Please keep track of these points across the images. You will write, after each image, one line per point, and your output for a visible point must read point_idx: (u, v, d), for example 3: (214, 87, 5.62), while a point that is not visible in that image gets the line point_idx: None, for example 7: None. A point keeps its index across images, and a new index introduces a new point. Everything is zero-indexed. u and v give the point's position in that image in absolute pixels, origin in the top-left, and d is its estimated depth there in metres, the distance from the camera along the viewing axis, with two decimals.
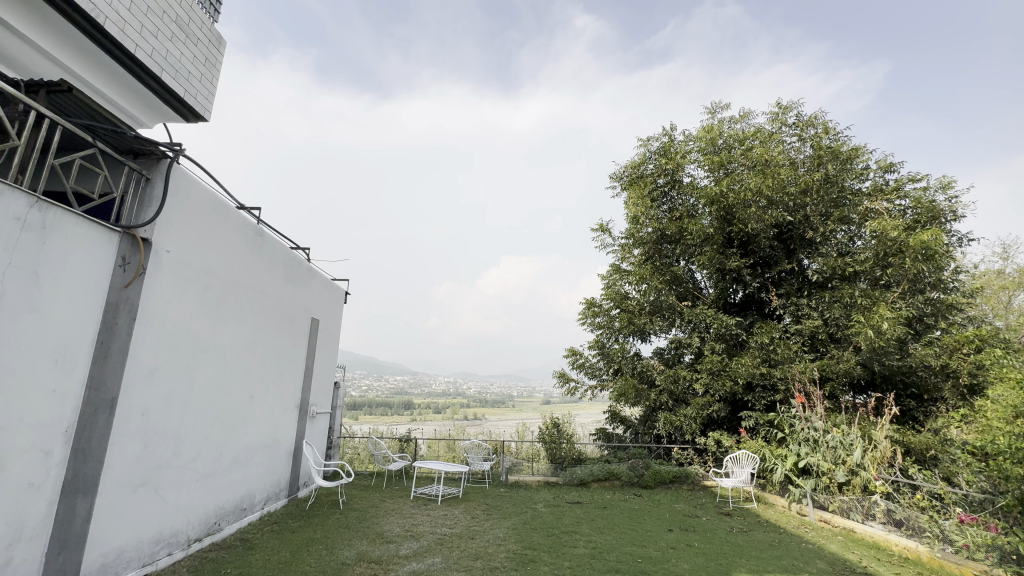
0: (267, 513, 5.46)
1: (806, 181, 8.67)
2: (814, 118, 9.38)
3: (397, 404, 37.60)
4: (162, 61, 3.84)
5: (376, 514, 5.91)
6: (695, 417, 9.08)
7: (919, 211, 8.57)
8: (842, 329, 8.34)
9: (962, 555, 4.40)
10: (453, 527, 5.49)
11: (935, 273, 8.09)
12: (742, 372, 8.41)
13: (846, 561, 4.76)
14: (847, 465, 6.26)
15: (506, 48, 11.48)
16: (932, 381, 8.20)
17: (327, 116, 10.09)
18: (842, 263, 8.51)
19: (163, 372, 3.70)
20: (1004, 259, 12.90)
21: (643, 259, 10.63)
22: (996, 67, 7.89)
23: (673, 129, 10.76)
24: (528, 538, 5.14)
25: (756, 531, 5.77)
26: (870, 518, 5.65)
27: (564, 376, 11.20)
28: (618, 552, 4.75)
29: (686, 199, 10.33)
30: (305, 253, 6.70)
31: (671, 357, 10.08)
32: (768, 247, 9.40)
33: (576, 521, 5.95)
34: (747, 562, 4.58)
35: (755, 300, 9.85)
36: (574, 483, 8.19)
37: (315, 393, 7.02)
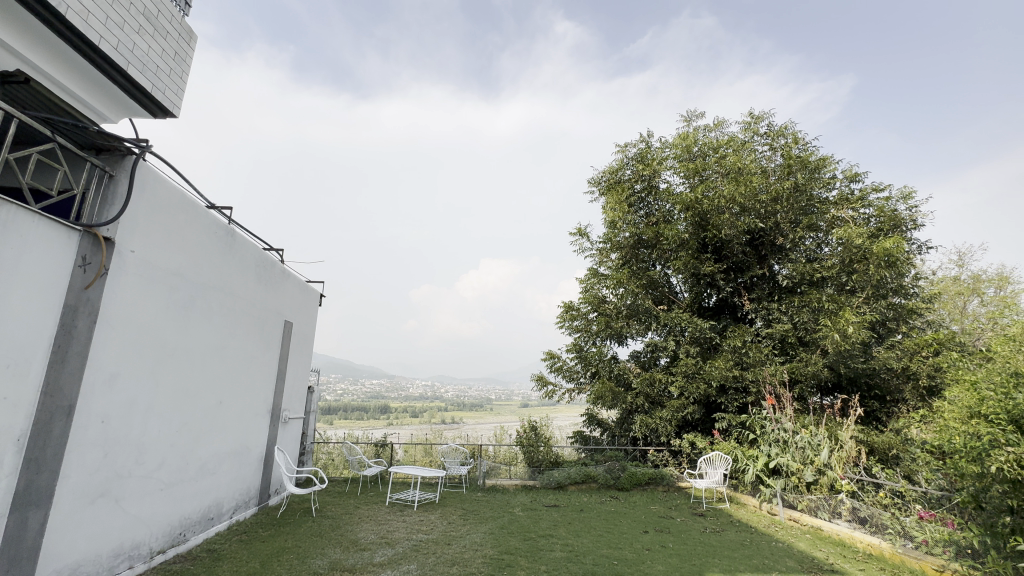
0: (235, 523, 5.28)
1: (776, 190, 8.93)
2: (785, 128, 9.84)
3: (373, 408, 37.17)
4: (128, 54, 3.70)
5: (350, 521, 5.79)
6: (671, 419, 9.21)
7: (881, 219, 9.03)
8: (810, 333, 8.58)
9: (922, 550, 4.57)
10: (429, 533, 5.42)
11: (897, 280, 8.49)
12: (715, 375, 8.57)
13: (814, 558, 4.88)
14: (814, 465, 6.44)
15: (487, 52, 11.63)
16: (894, 383, 8.53)
17: (305, 115, 9.90)
18: (811, 268, 8.73)
19: (126, 377, 3.55)
20: (960, 266, 13.63)
21: (620, 263, 10.77)
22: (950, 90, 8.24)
23: (650, 136, 11.17)
24: (505, 543, 5.11)
25: (728, 531, 5.88)
26: (836, 516, 5.84)
27: (542, 380, 11.28)
28: (595, 555, 4.78)
29: (662, 204, 10.51)
30: (279, 254, 6.56)
31: (647, 360, 10.23)
32: (740, 252, 9.66)
33: (553, 524, 5.97)
34: (720, 561, 4.66)
35: (729, 304, 10.10)
36: (551, 487, 8.21)
37: (287, 398, 6.83)
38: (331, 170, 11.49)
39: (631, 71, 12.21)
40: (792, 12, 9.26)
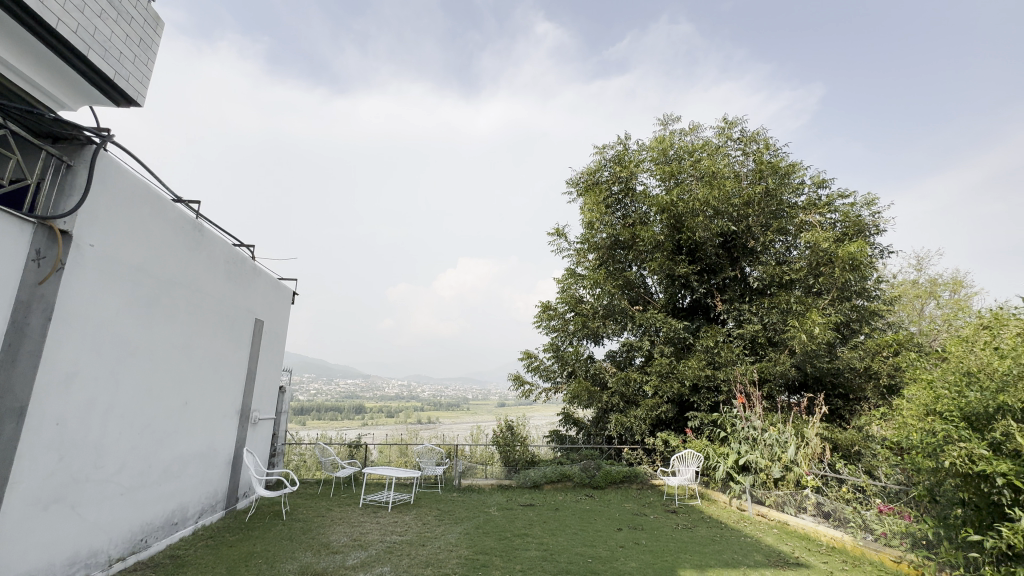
0: (201, 527, 5.11)
1: (748, 194, 9.14)
2: (756, 134, 10.02)
3: (348, 408, 36.60)
4: (89, 39, 3.53)
5: (322, 524, 5.68)
6: (645, 418, 9.36)
7: (846, 224, 9.35)
8: (779, 333, 8.84)
9: (881, 542, 4.78)
10: (403, 534, 5.35)
11: (860, 283, 8.80)
12: (688, 374, 8.75)
13: (780, 552, 5.03)
14: (782, 462, 6.63)
15: (467, 50, 11.55)
16: (856, 382, 8.89)
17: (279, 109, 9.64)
18: (780, 271, 9.00)
19: (83, 377, 3.39)
20: (918, 270, 14.31)
21: (598, 264, 10.90)
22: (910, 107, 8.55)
23: (628, 138, 11.24)
24: (480, 543, 5.10)
25: (699, 527, 6.01)
26: (802, 510, 6.04)
27: (519, 379, 11.32)
28: (569, 553, 4.81)
29: (638, 206, 10.67)
30: (250, 250, 6.36)
31: (623, 359, 10.37)
32: (713, 254, 9.87)
33: (528, 523, 6.00)
34: (691, 557, 4.75)
35: (702, 304, 10.35)
36: (527, 486, 8.23)
37: (257, 398, 6.64)
38: (306, 164, 11.23)
39: (610, 74, 12.35)
40: (767, 22, 9.49)
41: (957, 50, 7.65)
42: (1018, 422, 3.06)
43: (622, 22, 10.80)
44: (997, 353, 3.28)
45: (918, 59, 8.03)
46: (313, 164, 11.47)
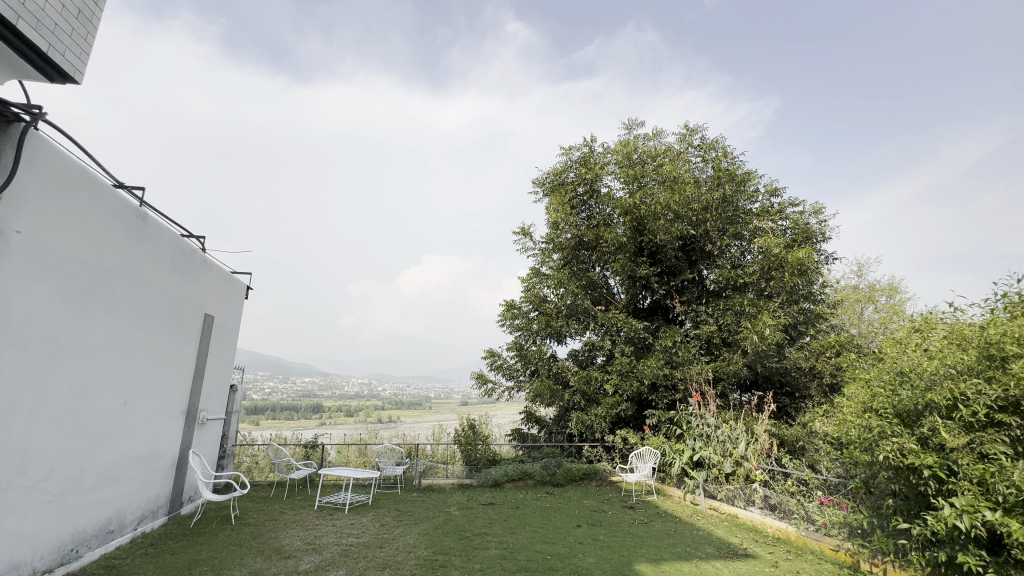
0: (140, 535, 4.81)
1: (707, 200, 9.43)
2: (716, 143, 10.44)
3: (305, 408, 35.39)
4: (17, 7, 3.20)
5: (274, 528, 5.46)
6: (605, 416, 9.55)
7: (796, 231, 9.76)
8: (733, 334, 9.20)
9: (821, 532, 5.06)
10: (360, 536, 5.24)
11: (807, 287, 9.28)
12: (647, 373, 8.93)
13: (730, 544, 5.25)
14: (733, 457, 6.88)
15: (435, 45, 11.41)
16: (802, 381, 9.39)
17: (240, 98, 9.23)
18: (734, 274, 9.34)
19: (6, 375, 3.12)
20: (859, 275, 15.28)
21: (563, 264, 11.06)
22: (854, 124, 9.08)
23: (593, 140, 11.47)
24: (439, 543, 5.04)
25: (655, 521, 6.18)
26: (750, 503, 6.36)
27: (482, 377, 11.31)
28: (528, 550, 4.83)
29: (602, 208, 10.85)
30: (199, 241, 6.04)
31: (585, 358, 10.51)
32: (673, 257, 10.16)
33: (488, 522, 5.97)
34: (646, 551, 4.88)
35: (661, 306, 10.68)
36: (488, 485, 8.23)
37: (205, 398, 6.32)
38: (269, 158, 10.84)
39: (578, 77, 12.60)
40: (726, 33, 9.84)
41: (895, 72, 8.21)
42: (943, 418, 3.30)
43: (590, 24, 11.00)
44: (926, 354, 3.54)
45: (861, 78, 8.58)
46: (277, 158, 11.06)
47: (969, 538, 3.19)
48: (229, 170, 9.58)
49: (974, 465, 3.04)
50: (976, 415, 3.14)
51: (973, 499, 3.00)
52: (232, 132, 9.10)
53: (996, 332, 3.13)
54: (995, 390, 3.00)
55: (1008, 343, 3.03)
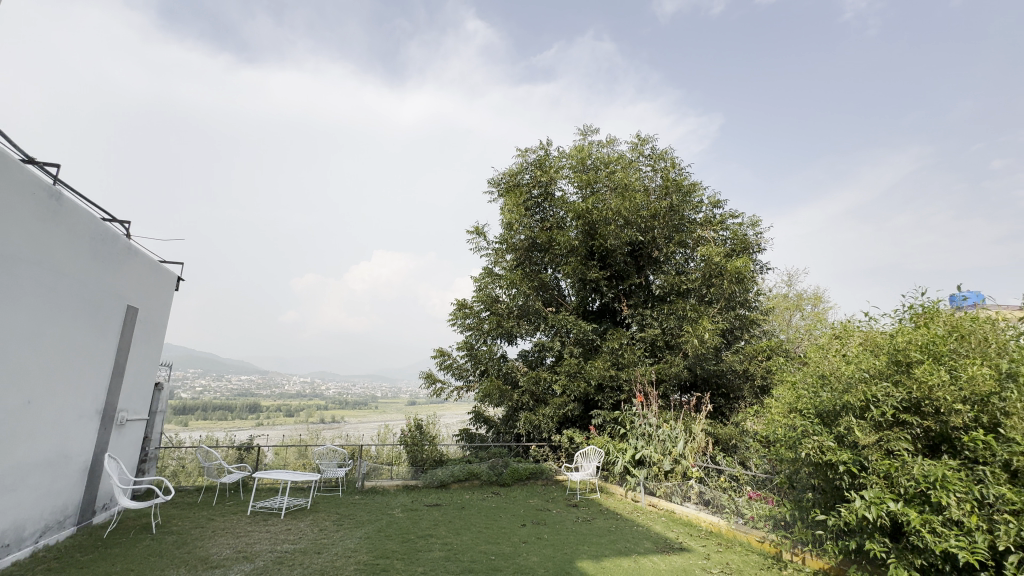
0: (43, 548, 4.34)
1: (655, 208, 9.81)
2: (665, 152, 10.74)
3: (241, 407, 33.43)
4: None
5: (201, 536, 5.10)
6: (553, 417, 9.68)
7: (735, 241, 10.37)
8: (675, 337, 9.59)
9: (749, 524, 5.39)
10: (295, 542, 5.00)
11: (744, 294, 9.87)
12: (594, 374, 9.18)
13: (667, 538, 5.47)
14: (672, 455, 7.22)
15: (393, 36, 11.14)
16: (736, 383, 9.99)
17: (184, 78, 8.57)
18: (678, 280, 9.81)
19: None
20: (788, 285, 16.42)
21: (515, 265, 11.12)
22: (789, 142, 9.73)
23: (549, 144, 11.65)
24: (380, 546, 4.91)
25: (598, 519, 6.34)
26: (687, 499, 6.63)
27: (431, 376, 11.15)
28: (473, 551, 4.81)
29: (556, 211, 11.10)
30: (124, 227, 5.57)
31: (534, 359, 10.66)
32: (622, 262, 10.53)
33: (432, 524, 5.88)
34: (588, 548, 4.99)
35: (610, 308, 10.99)
36: (434, 485, 8.11)
37: (125, 396, 5.81)
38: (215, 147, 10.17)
39: (536, 79, 12.77)
40: (678, 49, 10.29)
41: (824, 99, 8.92)
42: (856, 418, 3.60)
43: (551, 28, 11.19)
44: (844, 359, 3.86)
45: (795, 102, 9.24)
46: (223, 148, 10.39)
47: (874, 527, 3.49)
48: (163, 152, 8.88)
49: (881, 460, 3.34)
50: (885, 414, 3.44)
51: (879, 492, 3.29)
52: (169, 112, 8.48)
53: (902, 339, 3.47)
54: (901, 392, 3.32)
55: (912, 349, 3.37)
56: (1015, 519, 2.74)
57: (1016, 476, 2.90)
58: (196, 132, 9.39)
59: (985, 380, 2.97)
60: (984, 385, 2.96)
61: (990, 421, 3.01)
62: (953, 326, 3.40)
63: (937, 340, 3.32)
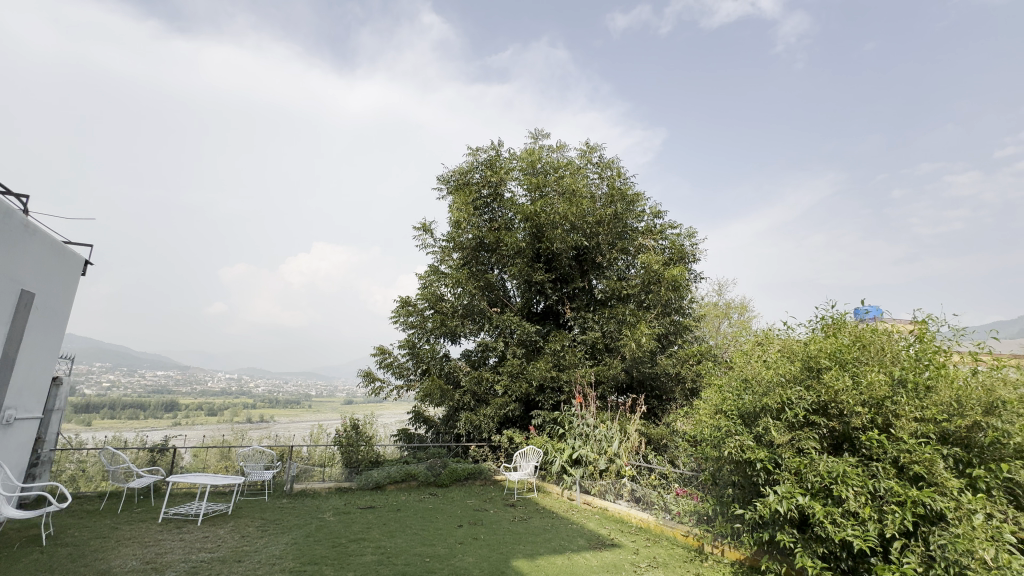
0: None
1: (601, 214, 10.11)
2: (612, 162, 11.04)
3: (155, 405, 30.61)
4: None
5: (101, 547, 4.62)
6: (493, 416, 9.71)
7: (673, 250, 10.81)
8: (614, 340, 9.94)
9: (675, 519, 5.67)
10: (213, 550, 4.66)
11: (679, 301, 10.40)
12: (536, 374, 9.31)
13: (600, 535, 5.65)
14: (607, 454, 7.49)
15: (343, 21, 10.62)
16: (669, 385, 10.50)
17: (98, 37, 7.57)
18: (619, 285, 10.16)
19: None
20: (718, 294, 17.55)
21: (461, 263, 11.06)
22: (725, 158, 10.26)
23: (500, 145, 11.69)
24: (309, 552, 4.69)
25: (534, 518, 6.42)
26: (619, 497, 6.86)
27: (370, 375, 10.78)
28: (407, 554, 4.71)
29: (505, 212, 11.14)
30: (21, 202, 4.94)
31: (477, 359, 10.63)
32: (566, 265, 10.74)
33: (366, 527, 5.70)
34: (523, 547, 5.05)
35: (553, 311, 11.19)
36: (369, 487, 7.88)
37: (14, 391, 5.15)
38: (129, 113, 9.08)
39: None
40: (629, 64, 10.54)
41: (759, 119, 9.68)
42: (773, 419, 3.88)
43: (506, 32, 11.22)
44: (764, 364, 4.15)
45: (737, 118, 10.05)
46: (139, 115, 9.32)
47: (784, 520, 3.79)
48: (61, 110, 7.85)
49: (792, 458, 3.63)
50: (798, 416, 3.74)
51: (789, 487, 3.56)
52: (69, 68, 7.50)
53: (814, 347, 3.80)
54: (811, 396, 3.64)
55: (822, 356, 3.71)
56: (900, 509, 3.09)
57: (902, 471, 3.26)
58: (104, 95, 8.36)
59: (879, 385, 3.34)
60: (879, 390, 3.33)
61: (883, 422, 3.37)
62: (856, 336, 3.77)
63: (843, 349, 3.67)
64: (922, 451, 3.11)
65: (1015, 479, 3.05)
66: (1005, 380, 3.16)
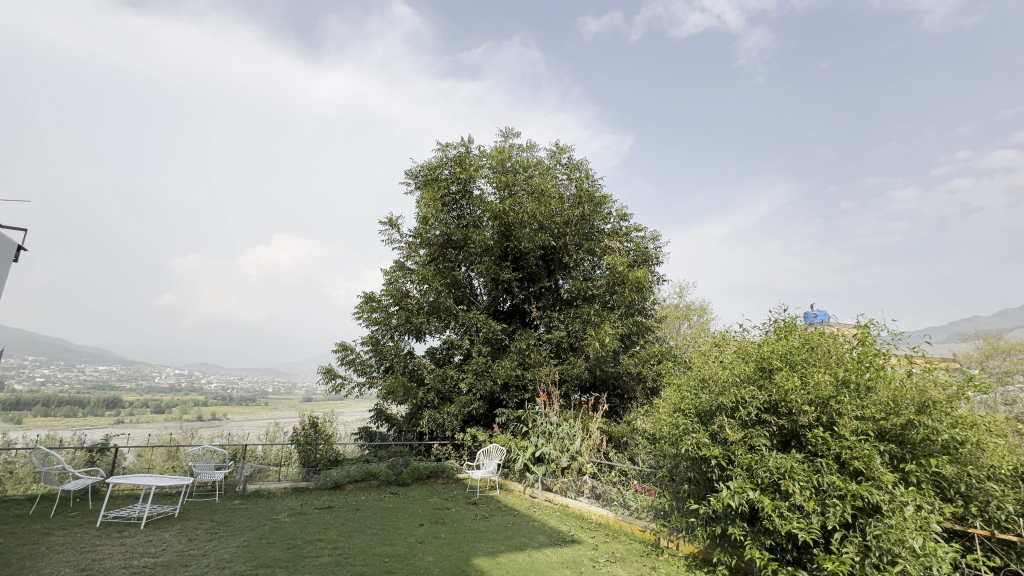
0: None
1: (568, 215, 10.22)
2: (581, 163, 11.18)
3: (95, 402, 28.70)
4: None
5: (30, 555, 4.30)
6: (457, 414, 9.65)
7: (637, 253, 11.08)
8: (579, 340, 10.08)
9: (633, 515, 5.81)
10: (157, 555, 4.42)
11: (642, 302, 10.64)
12: (501, 373, 9.33)
13: (561, 531, 5.73)
14: (569, 452, 7.58)
15: None
16: (630, 384, 10.74)
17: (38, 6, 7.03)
18: (585, 285, 10.31)
19: None
20: (680, 296, 18.09)
21: (428, 260, 10.93)
22: None
23: (470, 142, 11.61)
24: (262, 555, 4.52)
25: (495, 516, 6.43)
26: (580, 494, 6.96)
27: (330, 372, 10.47)
28: (365, 554, 4.62)
29: (473, 209, 11.10)
30: None
31: (442, 357, 10.55)
32: (533, 265, 10.80)
33: (323, 527, 5.55)
34: (485, 545, 5.05)
35: (519, 309, 11.22)
36: (327, 487, 7.68)
37: None
38: None
39: None
40: None
41: None
42: (727, 417, 4.04)
43: None
44: (721, 364, 4.31)
45: None
46: None
47: (735, 514, 3.95)
48: None
49: (744, 455, 3.79)
50: (750, 414, 3.90)
51: (741, 482, 3.72)
52: None
53: (767, 348, 3.98)
54: (763, 395, 3.82)
55: (773, 357, 3.89)
56: (841, 502, 3.27)
57: (844, 466, 3.46)
58: None
59: (825, 385, 3.54)
60: (825, 389, 3.52)
61: (827, 420, 3.57)
62: (806, 338, 3.97)
63: (793, 350, 3.87)
64: (861, 447, 3.31)
65: (942, 473, 3.29)
66: (936, 381, 3.41)
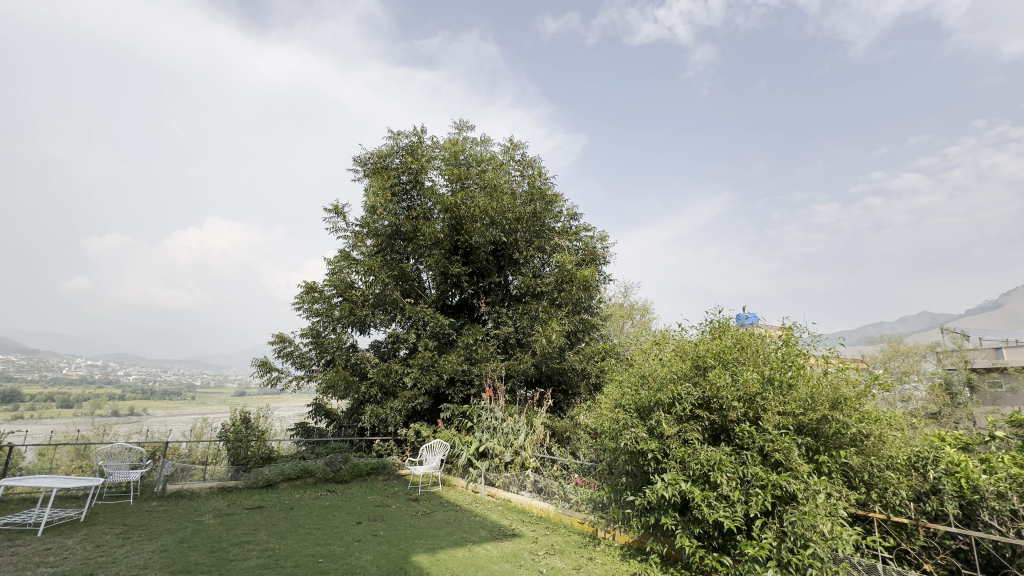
0: None
1: (520, 212, 10.24)
2: (533, 161, 11.26)
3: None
4: None
5: None
6: (401, 409, 9.43)
7: (585, 252, 11.31)
8: (526, 336, 10.17)
9: (573, 507, 5.95)
10: (57, 565, 4.00)
11: (589, 300, 10.88)
12: (447, 367, 9.24)
13: (502, 526, 5.76)
14: (513, 447, 7.64)
15: None
16: (574, 380, 10.97)
17: None
18: (534, 282, 10.41)
19: None
20: (624, 296, 18.70)
21: (375, 251, 10.60)
22: None
23: (423, 132, 11.38)
24: (180, 560, 4.20)
25: (437, 512, 6.36)
26: (522, 488, 7.03)
27: (266, 364, 9.94)
28: (297, 555, 4.42)
29: (424, 201, 10.88)
30: None
31: (387, 350, 10.31)
32: (484, 259, 10.76)
33: (252, 528, 5.26)
34: (424, 542, 4.98)
35: (468, 304, 11.13)
36: (258, 485, 7.28)
37: None
38: None
39: None
40: None
41: None
42: (664, 412, 4.21)
43: None
44: (660, 362, 4.49)
45: None
46: None
47: (668, 504, 4.13)
48: None
49: (678, 448, 3.97)
50: (686, 409, 4.09)
51: (675, 474, 3.89)
52: None
53: (703, 348, 4.20)
54: (697, 392, 4.02)
55: (708, 356, 4.11)
56: (762, 491, 3.51)
57: (766, 457, 3.71)
58: None
59: (752, 383, 3.79)
60: (752, 387, 3.77)
61: (753, 415, 3.81)
62: (737, 338, 4.23)
63: (726, 350, 4.10)
64: (782, 440, 3.57)
65: (849, 463, 3.61)
66: (847, 379, 3.74)
